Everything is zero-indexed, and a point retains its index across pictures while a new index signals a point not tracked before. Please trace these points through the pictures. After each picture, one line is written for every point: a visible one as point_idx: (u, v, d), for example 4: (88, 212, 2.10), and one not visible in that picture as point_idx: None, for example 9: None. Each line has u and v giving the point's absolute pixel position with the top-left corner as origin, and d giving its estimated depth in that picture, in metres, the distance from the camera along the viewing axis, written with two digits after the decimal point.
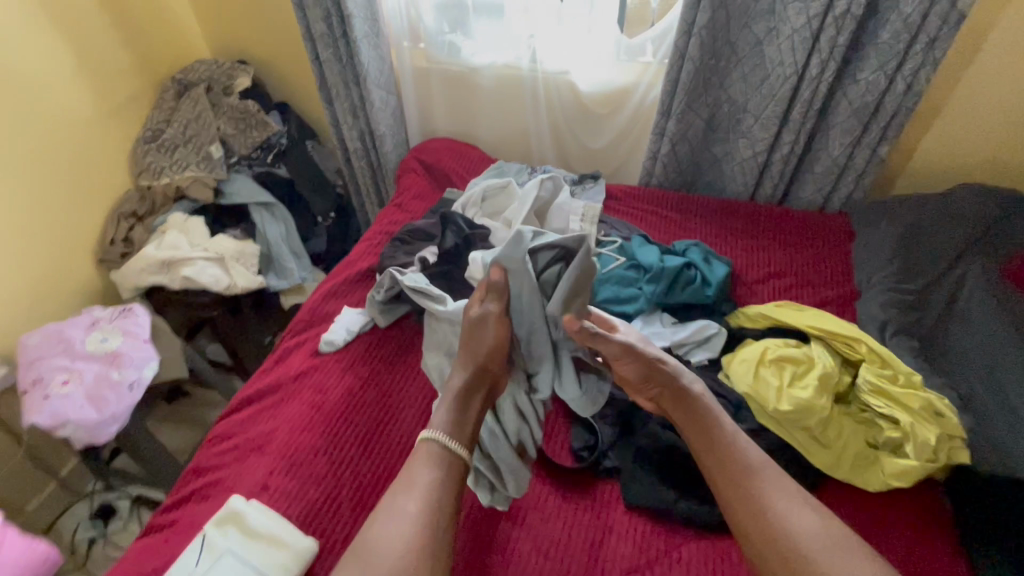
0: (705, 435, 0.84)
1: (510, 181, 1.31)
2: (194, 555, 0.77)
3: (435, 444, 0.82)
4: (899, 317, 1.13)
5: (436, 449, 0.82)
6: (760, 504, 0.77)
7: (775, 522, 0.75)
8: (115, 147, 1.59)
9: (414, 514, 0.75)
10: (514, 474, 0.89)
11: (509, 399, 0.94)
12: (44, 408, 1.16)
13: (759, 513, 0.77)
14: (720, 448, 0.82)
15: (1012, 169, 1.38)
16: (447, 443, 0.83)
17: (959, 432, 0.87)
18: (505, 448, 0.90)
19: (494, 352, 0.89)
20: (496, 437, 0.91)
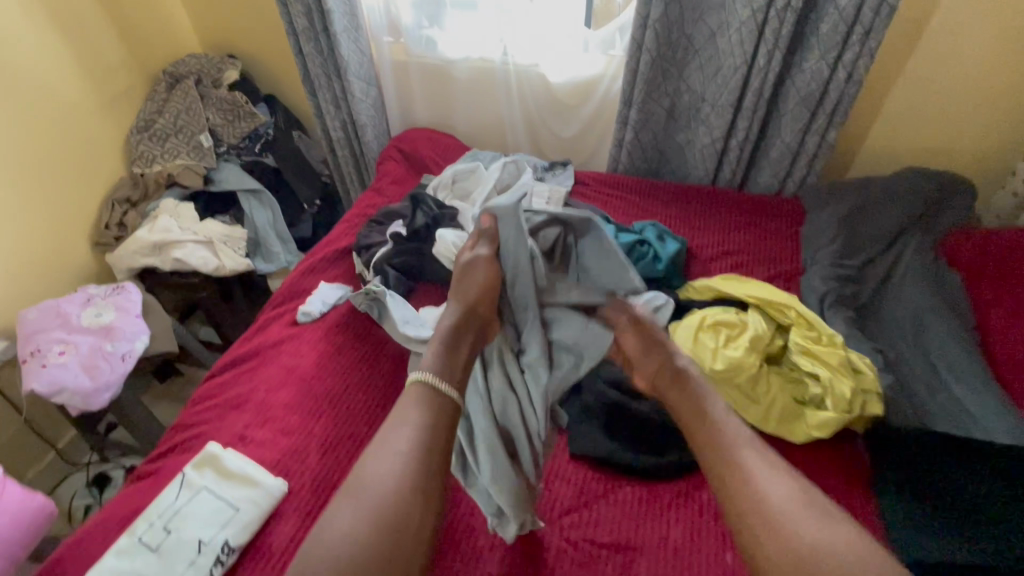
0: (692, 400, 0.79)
1: (477, 165, 1.39)
2: (174, 491, 0.85)
3: (424, 386, 0.74)
4: (837, 289, 1.22)
5: (426, 392, 0.74)
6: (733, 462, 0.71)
7: (743, 482, 0.69)
8: (109, 136, 1.67)
9: (404, 453, 0.67)
10: (489, 446, 0.83)
11: (496, 352, 0.91)
12: (42, 376, 1.25)
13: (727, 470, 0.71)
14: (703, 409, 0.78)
15: (952, 154, 1.48)
16: (435, 384, 0.75)
17: (873, 387, 0.97)
18: (483, 413, 0.86)
19: (483, 291, 0.89)
20: (478, 397, 0.87)
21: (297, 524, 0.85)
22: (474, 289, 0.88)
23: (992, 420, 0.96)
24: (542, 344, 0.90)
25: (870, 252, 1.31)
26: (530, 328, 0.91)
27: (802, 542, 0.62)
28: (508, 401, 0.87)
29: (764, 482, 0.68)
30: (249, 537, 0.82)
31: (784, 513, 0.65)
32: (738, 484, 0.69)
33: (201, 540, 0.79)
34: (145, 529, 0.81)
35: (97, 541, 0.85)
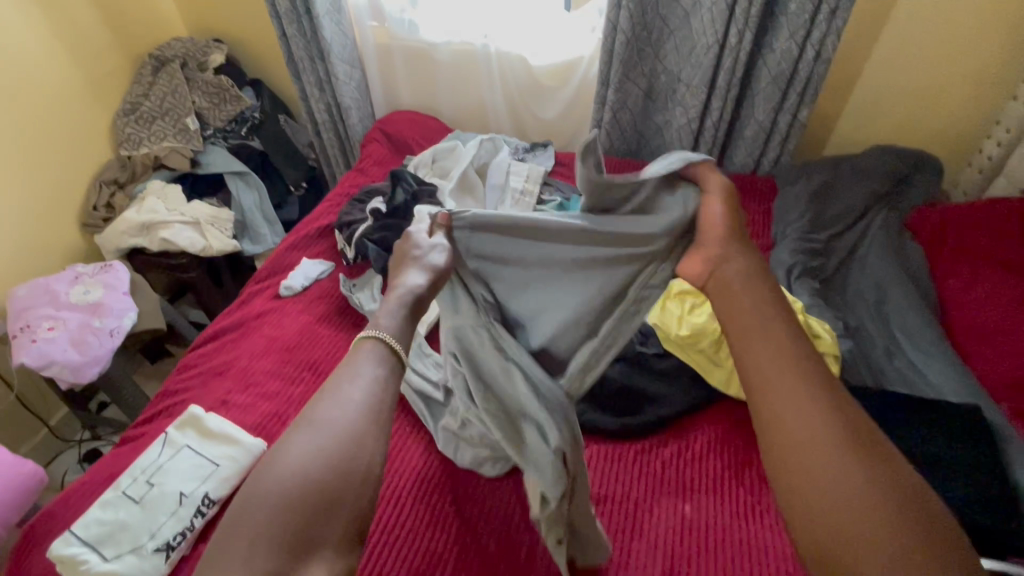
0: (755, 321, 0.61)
1: (457, 144, 1.43)
2: (157, 448, 0.89)
3: (379, 345, 0.60)
4: (804, 261, 1.26)
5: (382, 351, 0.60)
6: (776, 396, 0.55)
7: (795, 424, 0.52)
8: (96, 119, 1.70)
9: (359, 404, 0.55)
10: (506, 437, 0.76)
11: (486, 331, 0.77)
12: (32, 350, 1.28)
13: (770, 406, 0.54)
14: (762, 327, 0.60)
15: (920, 134, 1.52)
16: (392, 345, 0.61)
17: (831, 350, 1.01)
18: (492, 403, 0.77)
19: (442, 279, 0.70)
20: (485, 389, 0.77)
21: None
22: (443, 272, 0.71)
23: (943, 379, 1.01)
24: (559, 321, 0.76)
25: (838, 226, 1.35)
26: (533, 299, 0.78)
27: (825, 476, 0.48)
28: (513, 379, 0.76)
29: (822, 427, 0.51)
30: (229, 492, 0.86)
31: (836, 469, 0.48)
32: (787, 426, 0.52)
33: (182, 493, 0.83)
34: (129, 483, 0.85)
35: (84, 497, 0.89)
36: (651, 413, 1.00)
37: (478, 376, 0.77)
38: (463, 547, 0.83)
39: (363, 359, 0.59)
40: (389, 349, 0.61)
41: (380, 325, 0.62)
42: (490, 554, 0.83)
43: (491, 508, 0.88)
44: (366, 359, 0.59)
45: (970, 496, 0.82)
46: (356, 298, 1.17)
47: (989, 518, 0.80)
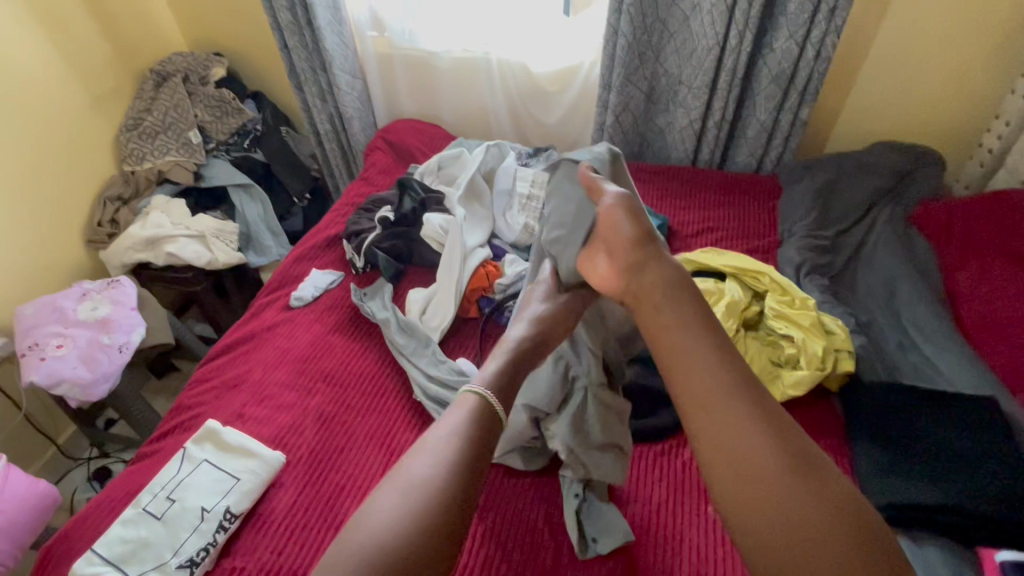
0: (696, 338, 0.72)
1: (463, 150, 1.43)
2: (175, 465, 0.89)
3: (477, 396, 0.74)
4: (812, 258, 1.26)
5: (476, 407, 0.74)
6: (717, 410, 0.66)
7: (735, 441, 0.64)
8: (99, 135, 1.70)
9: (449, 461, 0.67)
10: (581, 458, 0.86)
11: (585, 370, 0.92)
12: (41, 368, 1.27)
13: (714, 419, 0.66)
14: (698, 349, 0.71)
15: (920, 129, 1.53)
16: (489, 398, 0.74)
17: (845, 345, 1.02)
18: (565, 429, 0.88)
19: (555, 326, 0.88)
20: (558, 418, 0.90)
21: (296, 493, 0.89)
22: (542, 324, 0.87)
23: (958, 372, 1.01)
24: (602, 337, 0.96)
25: (844, 222, 1.36)
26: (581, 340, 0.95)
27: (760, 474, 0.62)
28: (608, 419, 0.89)
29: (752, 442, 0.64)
30: (250, 505, 0.86)
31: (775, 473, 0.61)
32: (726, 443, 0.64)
33: (203, 508, 0.83)
34: (149, 499, 0.85)
35: (101, 515, 0.88)
36: (670, 412, 1.00)
37: (581, 421, 0.89)
38: (490, 556, 0.83)
39: (462, 412, 0.73)
40: (487, 406, 0.74)
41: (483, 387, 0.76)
42: (518, 561, 0.83)
43: (517, 513, 0.88)
44: (466, 412, 0.73)
45: (979, 487, 0.82)
46: (368, 308, 1.16)
47: (993, 507, 0.80)
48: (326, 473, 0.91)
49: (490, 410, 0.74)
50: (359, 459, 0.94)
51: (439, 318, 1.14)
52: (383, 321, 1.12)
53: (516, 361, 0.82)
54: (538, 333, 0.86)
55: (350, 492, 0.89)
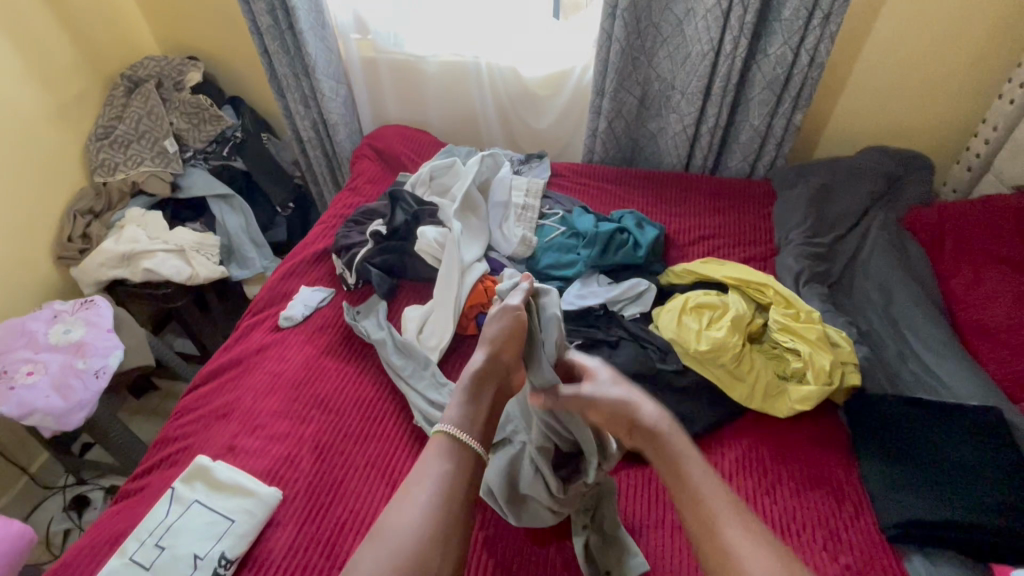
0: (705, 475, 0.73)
1: (454, 159, 1.39)
2: (164, 507, 0.84)
3: (446, 437, 0.77)
4: (810, 266, 1.25)
5: (448, 443, 0.77)
6: (742, 548, 0.65)
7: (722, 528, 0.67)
8: (67, 146, 1.61)
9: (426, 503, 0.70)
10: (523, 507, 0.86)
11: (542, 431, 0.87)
12: (10, 399, 1.19)
13: (733, 553, 0.65)
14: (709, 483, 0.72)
15: (909, 132, 1.54)
16: (457, 435, 0.78)
17: (851, 358, 1.01)
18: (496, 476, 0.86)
19: (509, 340, 0.86)
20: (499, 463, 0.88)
21: (294, 531, 0.84)
22: (497, 339, 0.86)
23: (959, 381, 1.01)
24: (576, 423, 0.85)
25: (839, 229, 1.35)
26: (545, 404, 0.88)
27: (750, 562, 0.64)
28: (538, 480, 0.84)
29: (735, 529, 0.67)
30: (246, 548, 0.82)
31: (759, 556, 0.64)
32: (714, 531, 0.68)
33: (197, 555, 0.79)
34: (137, 547, 0.80)
35: (85, 561, 0.83)
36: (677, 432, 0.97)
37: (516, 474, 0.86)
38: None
39: (436, 453, 0.76)
40: (459, 443, 0.78)
41: (449, 420, 0.80)
42: None
43: (527, 546, 0.86)
44: (439, 451, 0.77)
45: (985, 503, 0.82)
46: (362, 327, 1.12)
47: (998, 522, 0.80)
48: (325, 508, 0.87)
49: (460, 444, 0.77)
50: (359, 491, 0.90)
51: (438, 337, 1.10)
52: (380, 340, 1.08)
53: (475, 387, 0.84)
54: (495, 353, 0.86)
55: (351, 527, 0.85)
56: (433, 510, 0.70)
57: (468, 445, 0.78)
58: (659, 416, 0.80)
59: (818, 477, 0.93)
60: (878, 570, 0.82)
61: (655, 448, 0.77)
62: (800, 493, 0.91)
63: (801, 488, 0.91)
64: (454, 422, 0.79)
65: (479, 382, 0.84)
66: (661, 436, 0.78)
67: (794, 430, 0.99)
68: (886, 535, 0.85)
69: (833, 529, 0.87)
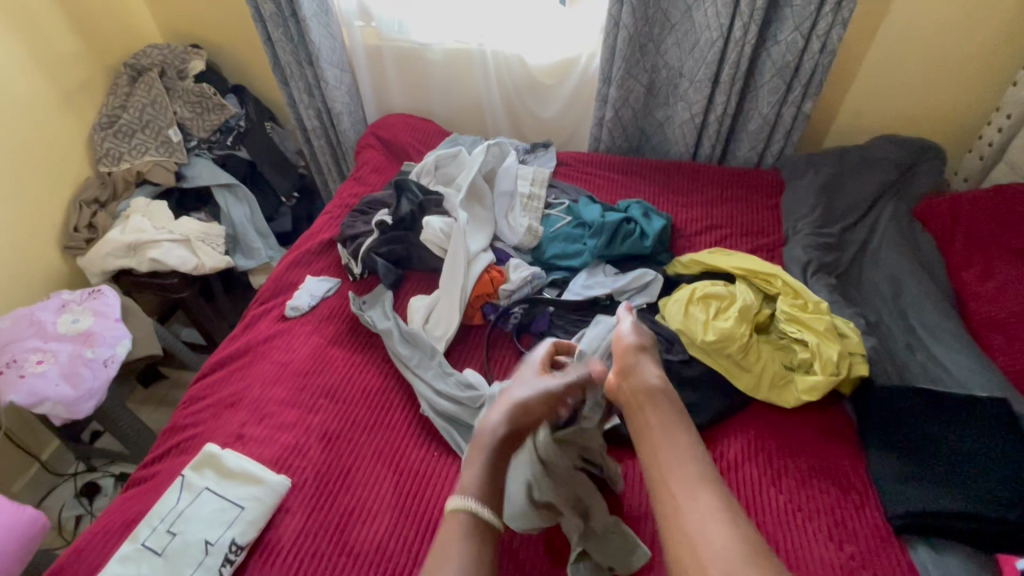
0: (681, 454, 0.72)
1: (460, 149, 1.39)
2: (175, 493, 0.85)
3: (466, 513, 0.72)
4: (818, 256, 1.24)
5: (469, 519, 0.72)
6: None
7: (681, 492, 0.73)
8: (72, 135, 1.61)
9: None
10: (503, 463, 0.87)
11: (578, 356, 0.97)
12: (21, 387, 1.20)
13: (689, 522, 0.64)
14: (679, 461, 0.71)
15: (920, 120, 1.52)
16: (475, 509, 0.72)
17: (858, 348, 1.01)
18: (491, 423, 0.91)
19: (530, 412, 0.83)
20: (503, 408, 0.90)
21: (303, 517, 0.85)
22: (519, 411, 0.82)
23: (968, 373, 1.01)
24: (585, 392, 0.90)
25: (849, 218, 1.34)
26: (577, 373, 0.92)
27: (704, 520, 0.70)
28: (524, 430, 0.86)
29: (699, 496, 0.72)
30: (256, 534, 0.83)
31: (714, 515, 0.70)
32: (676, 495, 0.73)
33: (208, 541, 0.80)
34: (148, 533, 0.81)
35: (98, 548, 0.84)
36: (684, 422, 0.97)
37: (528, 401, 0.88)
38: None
39: (458, 535, 0.70)
40: (480, 519, 0.72)
41: (466, 497, 0.73)
42: None
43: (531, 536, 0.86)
44: (458, 532, 0.71)
45: (991, 492, 0.82)
46: (368, 317, 1.12)
47: (1004, 511, 0.80)
48: (334, 495, 0.88)
49: (478, 519, 0.72)
50: (366, 479, 0.90)
51: (444, 327, 1.10)
52: (387, 329, 1.08)
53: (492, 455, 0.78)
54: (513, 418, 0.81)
55: (359, 515, 0.86)
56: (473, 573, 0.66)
57: (490, 522, 0.72)
58: (658, 409, 0.79)
59: (824, 467, 0.93)
60: (882, 559, 0.82)
61: (639, 424, 0.79)
62: (806, 484, 0.91)
63: (807, 478, 0.92)
64: (470, 497, 0.73)
65: (497, 453, 0.79)
66: (650, 415, 0.79)
67: (801, 419, 0.99)
68: (891, 524, 0.85)
69: (838, 518, 0.87)
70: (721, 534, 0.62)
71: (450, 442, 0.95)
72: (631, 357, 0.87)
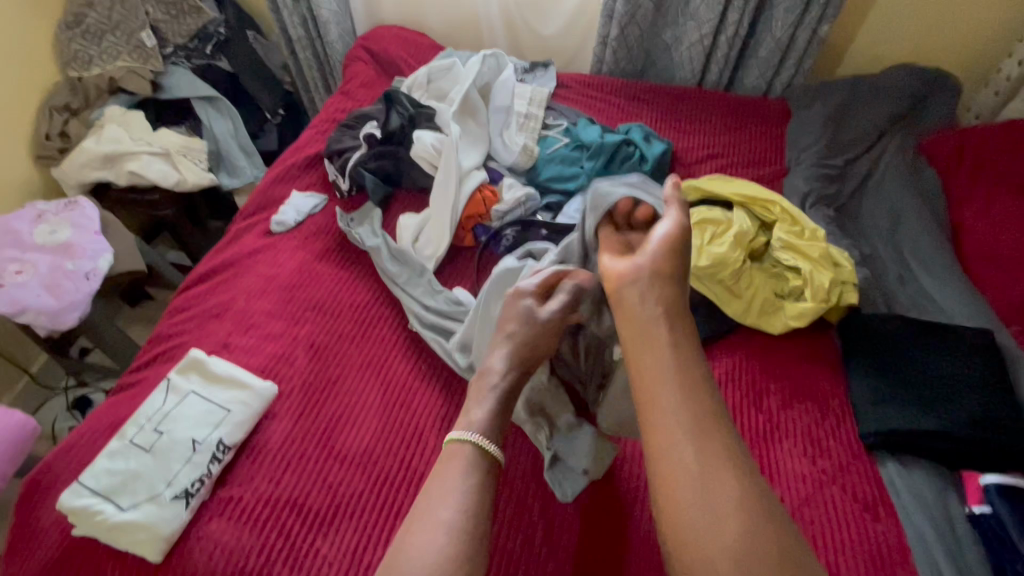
0: (685, 382, 0.60)
1: (454, 62, 1.31)
2: (161, 395, 0.86)
3: (472, 449, 0.68)
4: (819, 188, 1.21)
5: (471, 454, 0.68)
6: None
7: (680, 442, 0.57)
8: (36, 34, 1.49)
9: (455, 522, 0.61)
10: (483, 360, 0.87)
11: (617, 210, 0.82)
12: (2, 296, 1.18)
13: (683, 454, 0.56)
14: (685, 391, 0.60)
15: (940, 51, 1.44)
16: (482, 445, 0.69)
17: (850, 277, 1.00)
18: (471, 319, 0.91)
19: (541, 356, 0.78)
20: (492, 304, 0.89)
21: (290, 423, 0.86)
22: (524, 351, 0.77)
23: (956, 306, 1.01)
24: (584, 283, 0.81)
25: (855, 150, 1.30)
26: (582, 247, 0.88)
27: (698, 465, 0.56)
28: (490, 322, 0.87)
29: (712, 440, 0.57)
30: (244, 436, 0.84)
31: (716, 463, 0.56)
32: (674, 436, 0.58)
33: (195, 440, 0.81)
34: (135, 432, 0.82)
35: (86, 447, 0.85)
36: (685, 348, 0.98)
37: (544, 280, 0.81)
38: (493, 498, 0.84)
39: (460, 465, 0.67)
40: (485, 455, 0.69)
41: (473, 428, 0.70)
42: (519, 487, 0.84)
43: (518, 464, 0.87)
44: (461, 461, 0.67)
45: (969, 415, 0.84)
46: (356, 234, 1.08)
47: (979, 432, 0.83)
48: (322, 402, 0.89)
49: (482, 453, 0.68)
50: (353, 389, 0.91)
51: (433, 246, 1.08)
52: (375, 246, 1.06)
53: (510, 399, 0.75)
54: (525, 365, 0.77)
55: (346, 422, 0.87)
56: (475, 500, 0.64)
57: (493, 454, 0.69)
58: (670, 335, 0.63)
59: (803, 387, 0.95)
60: (851, 473, 0.86)
61: (642, 342, 0.64)
62: (786, 404, 0.93)
63: (787, 399, 0.93)
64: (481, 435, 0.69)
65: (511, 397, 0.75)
66: (655, 334, 0.64)
67: (786, 345, 1.00)
68: (864, 442, 0.88)
69: (814, 437, 0.89)
70: (724, 479, 0.54)
71: (442, 355, 0.93)
72: (643, 296, 0.67)
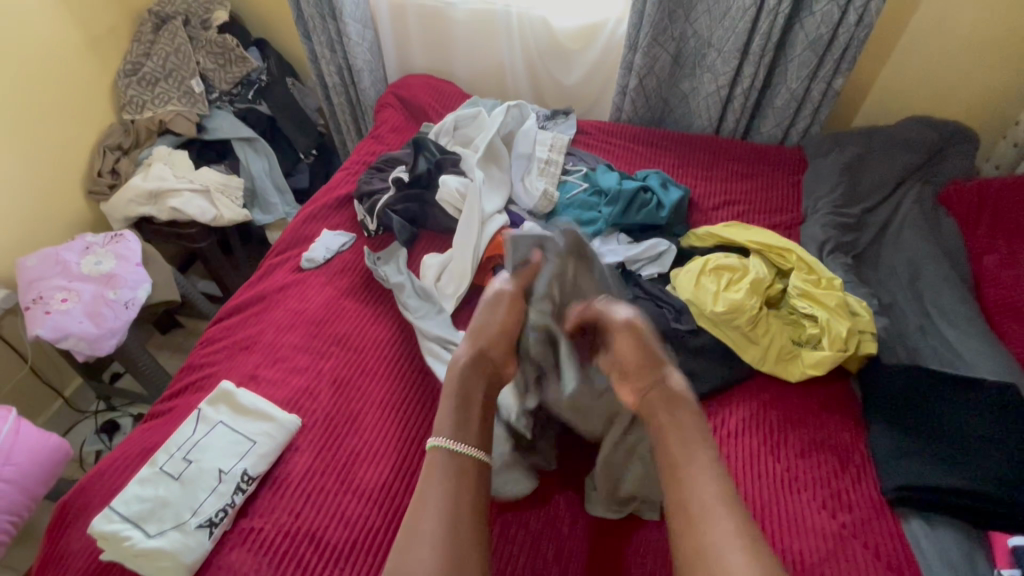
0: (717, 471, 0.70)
1: (480, 110, 1.38)
2: (191, 425, 0.89)
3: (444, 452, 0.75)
4: (836, 236, 1.22)
5: (445, 459, 0.75)
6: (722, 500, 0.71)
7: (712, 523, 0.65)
8: (96, 82, 1.63)
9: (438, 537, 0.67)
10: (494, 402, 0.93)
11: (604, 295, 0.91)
12: (46, 322, 1.25)
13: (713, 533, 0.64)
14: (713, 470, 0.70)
15: (955, 103, 1.47)
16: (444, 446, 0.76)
17: (869, 327, 1.01)
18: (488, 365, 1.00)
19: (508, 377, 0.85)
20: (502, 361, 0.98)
21: (311, 457, 0.89)
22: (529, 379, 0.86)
23: (981, 359, 1.00)
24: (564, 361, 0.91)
25: (872, 200, 1.31)
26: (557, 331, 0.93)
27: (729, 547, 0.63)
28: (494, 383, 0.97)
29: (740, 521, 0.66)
30: (267, 468, 0.87)
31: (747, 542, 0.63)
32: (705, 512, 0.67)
33: (221, 470, 0.84)
34: (166, 459, 0.85)
35: (116, 472, 0.89)
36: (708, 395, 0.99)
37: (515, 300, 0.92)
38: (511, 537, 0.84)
39: (436, 473, 0.73)
40: (458, 459, 0.75)
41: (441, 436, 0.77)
42: (534, 531, 0.85)
43: (534, 518, 0.86)
44: (436, 471, 0.74)
45: (997, 475, 0.82)
46: (382, 271, 1.13)
47: (1004, 493, 0.80)
48: (342, 436, 0.92)
49: (456, 458, 0.75)
50: (372, 424, 0.93)
51: (455, 285, 1.11)
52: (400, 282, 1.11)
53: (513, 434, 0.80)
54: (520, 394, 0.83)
55: (364, 457, 0.89)
56: (448, 506, 0.70)
57: (467, 456, 0.75)
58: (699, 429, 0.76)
59: (824, 438, 0.94)
60: (874, 529, 0.84)
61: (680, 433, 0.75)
62: (805, 454, 0.92)
63: (806, 450, 0.92)
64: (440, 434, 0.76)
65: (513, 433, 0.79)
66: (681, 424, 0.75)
67: (806, 396, 0.99)
68: (887, 498, 0.86)
69: (834, 490, 0.88)
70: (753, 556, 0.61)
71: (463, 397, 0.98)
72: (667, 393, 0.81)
